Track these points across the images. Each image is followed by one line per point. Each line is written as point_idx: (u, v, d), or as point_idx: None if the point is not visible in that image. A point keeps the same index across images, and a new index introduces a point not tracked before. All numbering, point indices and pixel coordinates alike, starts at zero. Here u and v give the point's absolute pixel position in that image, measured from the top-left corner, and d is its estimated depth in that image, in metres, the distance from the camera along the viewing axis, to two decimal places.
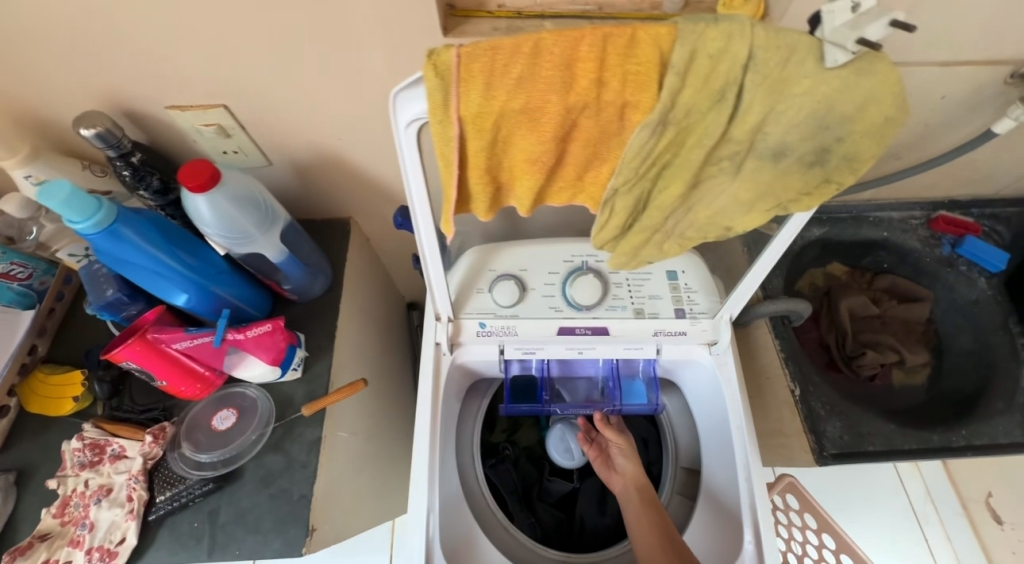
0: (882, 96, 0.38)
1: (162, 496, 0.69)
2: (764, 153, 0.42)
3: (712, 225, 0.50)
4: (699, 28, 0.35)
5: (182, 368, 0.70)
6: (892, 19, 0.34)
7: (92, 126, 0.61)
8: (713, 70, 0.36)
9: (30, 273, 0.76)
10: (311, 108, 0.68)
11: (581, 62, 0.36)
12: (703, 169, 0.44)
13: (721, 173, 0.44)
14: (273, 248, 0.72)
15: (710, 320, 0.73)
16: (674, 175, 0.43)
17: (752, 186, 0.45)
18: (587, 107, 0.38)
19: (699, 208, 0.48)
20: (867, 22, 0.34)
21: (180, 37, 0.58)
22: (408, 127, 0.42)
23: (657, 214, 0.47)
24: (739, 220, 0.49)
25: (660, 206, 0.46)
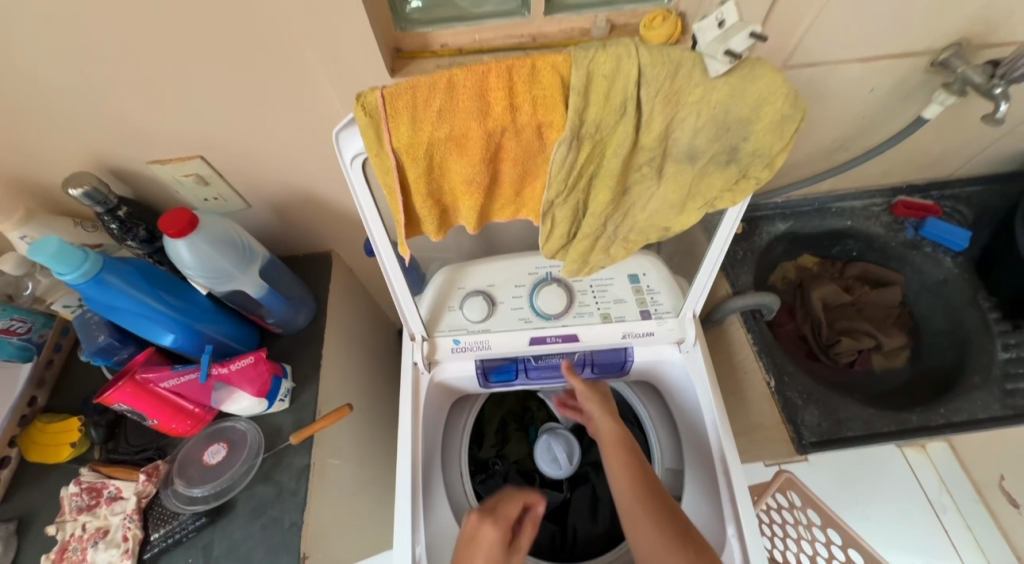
0: (771, 97, 0.41)
1: (157, 534, 0.71)
2: (679, 157, 0.46)
3: (652, 227, 0.53)
4: (591, 53, 0.39)
5: (170, 406, 0.73)
6: (753, 30, 0.37)
7: (80, 186, 0.66)
8: (611, 87, 0.40)
9: (29, 327, 0.80)
10: (282, 152, 0.74)
11: (492, 92, 0.40)
12: (627, 176, 0.47)
13: (644, 179, 0.48)
14: (253, 284, 0.76)
15: (675, 319, 0.76)
16: (602, 186, 0.47)
17: (676, 187, 0.48)
18: (506, 130, 0.42)
19: (635, 211, 0.52)
20: (734, 33, 0.38)
21: (154, 98, 0.64)
22: (353, 162, 0.46)
23: (594, 221, 0.50)
24: (675, 220, 0.52)
25: (595, 213, 0.50)
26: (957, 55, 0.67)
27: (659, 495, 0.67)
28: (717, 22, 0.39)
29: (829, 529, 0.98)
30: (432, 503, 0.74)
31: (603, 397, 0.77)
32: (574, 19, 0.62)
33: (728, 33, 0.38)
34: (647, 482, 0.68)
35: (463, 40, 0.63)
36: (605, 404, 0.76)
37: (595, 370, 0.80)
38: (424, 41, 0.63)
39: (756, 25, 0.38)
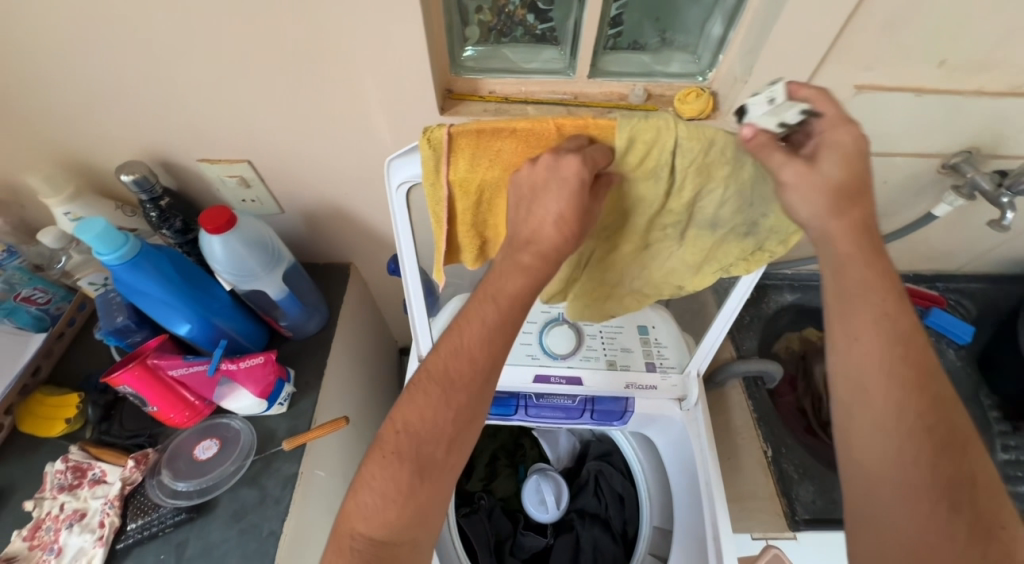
0: None
1: (134, 524, 0.70)
2: (702, 224, 0.49)
3: (666, 283, 0.56)
4: (638, 121, 0.42)
5: (173, 394, 0.73)
6: (801, 108, 0.42)
7: (132, 173, 0.70)
8: (649, 152, 0.43)
9: (48, 298, 0.82)
10: (324, 168, 0.78)
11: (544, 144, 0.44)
12: (651, 233, 0.50)
13: (667, 238, 0.51)
14: (275, 286, 0.78)
15: (679, 375, 0.77)
16: (623, 235, 0.51)
17: (696, 250, 0.51)
18: None
19: (652, 267, 0.54)
20: (786, 110, 0.41)
21: (217, 104, 0.68)
22: (400, 188, 0.50)
23: (613, 265, 0.54)
24: (688, 280, 0.55)
25: (616, 258, 0.53)
26: (967, 161, 0.71)
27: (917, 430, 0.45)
28: (768, 99, 0.42)
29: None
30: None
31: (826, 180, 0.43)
32: (614, 84, 0.67)
33: (779, 109, 0.41)
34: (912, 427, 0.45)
35: (510, 90, 0.68)
36: (842, 195, 0.44)
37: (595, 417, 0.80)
38: (474, 86, 0.68)
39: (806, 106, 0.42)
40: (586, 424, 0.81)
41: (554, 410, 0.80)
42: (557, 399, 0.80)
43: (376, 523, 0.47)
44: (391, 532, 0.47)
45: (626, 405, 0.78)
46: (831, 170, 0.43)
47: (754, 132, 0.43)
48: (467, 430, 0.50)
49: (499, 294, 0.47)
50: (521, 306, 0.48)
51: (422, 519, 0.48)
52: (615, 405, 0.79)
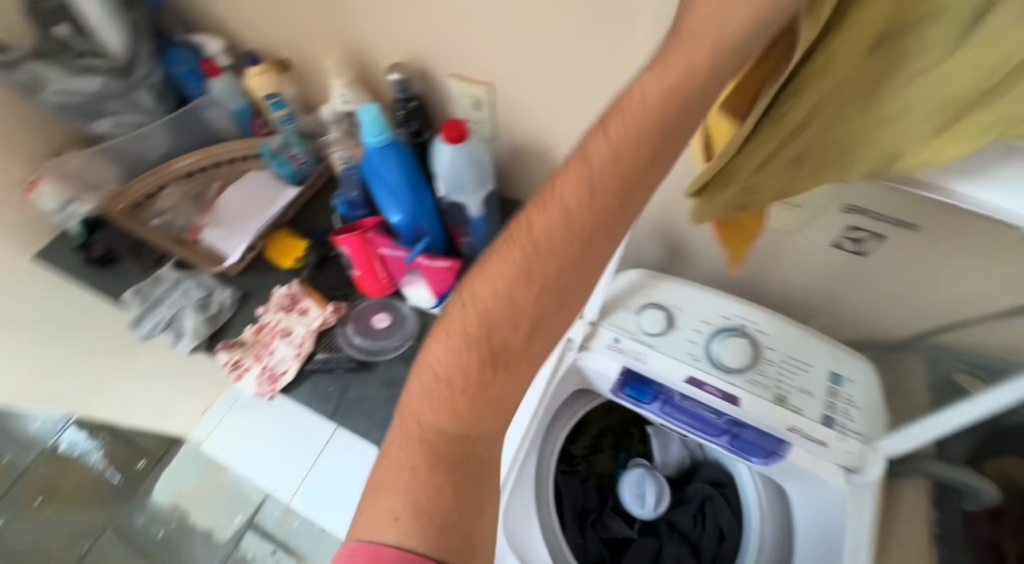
0: None
1: (321, 355, 0.88)
2: (992, 39, 0.32)
3: (878, 150, 0.40)
4: None
5: (371, 267, 0.86)
6: None
7: (398, 73, 0.82)
8: None
9: (303, 161, 0.99)
10: (552, 108, 0.79)
11: None
12: (889, 44, 0.35)
13: (916, 64, 0.35)
14: (476, 205, 0.85)
15: (860, 444, 0.66)
16: (844, 47, 0.35)
17: (956, 87, 0.35)
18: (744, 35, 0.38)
19: (879, 115, 0.38)
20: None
21: (489, 25, 0.72)
22: None
23: (819, 95, 0.38)
24: (916, 150, 0.39)
25: (840, 80, 0.37)
26: None
27: None
28: None
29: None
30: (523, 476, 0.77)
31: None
32: None
33: None
34: None
35: None
36: None
37: (734, 444, 0.73)
38: None
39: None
40: (720, 447, 0.74)
41: (690, 417, 0.75)
42: (699, 408, 0.75)
43: (438, 415, 0.40)
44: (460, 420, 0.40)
45: (777, 450, 0.70)
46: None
47: None
48: (556, 307, 0.42)
49: (617, 145, 0.40)
50: (643, 166, 0.40)
51: (496, 413, 0.41)
52: (763, 444, 0.71)
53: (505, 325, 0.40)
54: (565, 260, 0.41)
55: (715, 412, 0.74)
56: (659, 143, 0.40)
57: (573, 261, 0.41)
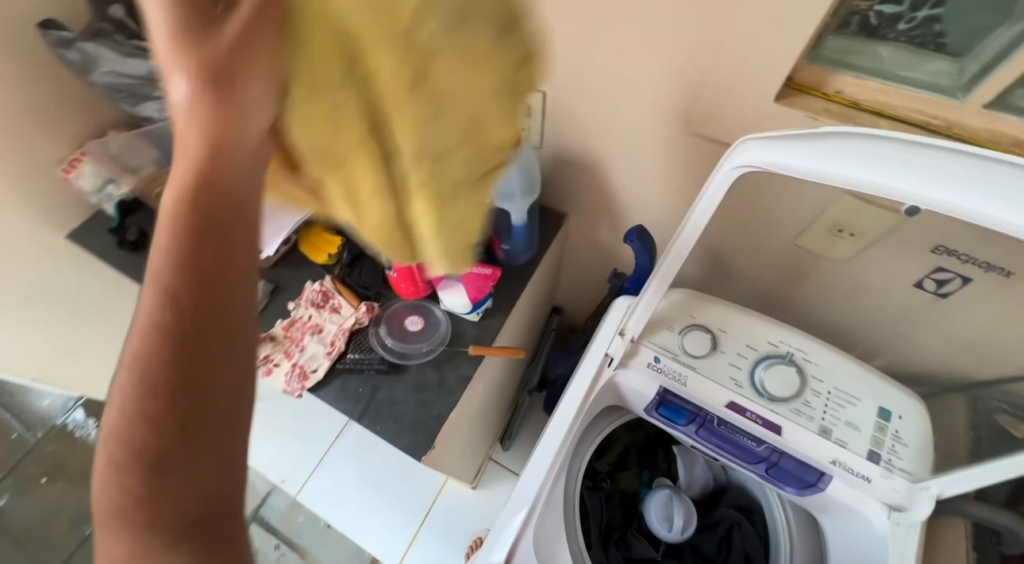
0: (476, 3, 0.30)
1: (351, 355, 0.87)
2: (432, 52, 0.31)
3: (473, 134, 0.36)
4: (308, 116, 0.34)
5: (409, 269, 0.86)
6: None
7: None
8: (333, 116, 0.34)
9: None
10: (606, 120, 0.78)
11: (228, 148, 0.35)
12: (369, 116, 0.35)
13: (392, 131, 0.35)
14: (519, 212, 0.83)
15: (906, 483, 0.65)
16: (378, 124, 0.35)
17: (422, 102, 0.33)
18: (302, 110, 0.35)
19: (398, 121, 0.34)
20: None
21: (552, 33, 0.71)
22: (734, 169, 0.52)
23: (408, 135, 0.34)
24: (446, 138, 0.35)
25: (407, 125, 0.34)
26: None
27: None
28: None
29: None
30: (553, 494, 0.75)
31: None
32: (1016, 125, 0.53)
33: None
34: None
35: (864, 96, 0.59)
36: None
37: (769, 472, 0.72)
38: (822, 81, 0.60)
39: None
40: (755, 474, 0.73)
41: (723, 444, 0.73)
42: (735, 434, 0.73)
43: (139, 540, 0.33)
44: (187, 526, 0.34)
45: (816, 482, 0.69)
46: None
47: None
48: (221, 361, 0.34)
49: (182, 162, 0.34)
50: (211, 210, 0.34)
51: (216, 484, 0.34)
52: (802, 476, 0.70)
53: (175, 418, 0.33)
54: (185, 322, 0.33)
55: (752, 440, 0.72)
56: (215, 185, 0.34)
57: (209, 318, 0.34)
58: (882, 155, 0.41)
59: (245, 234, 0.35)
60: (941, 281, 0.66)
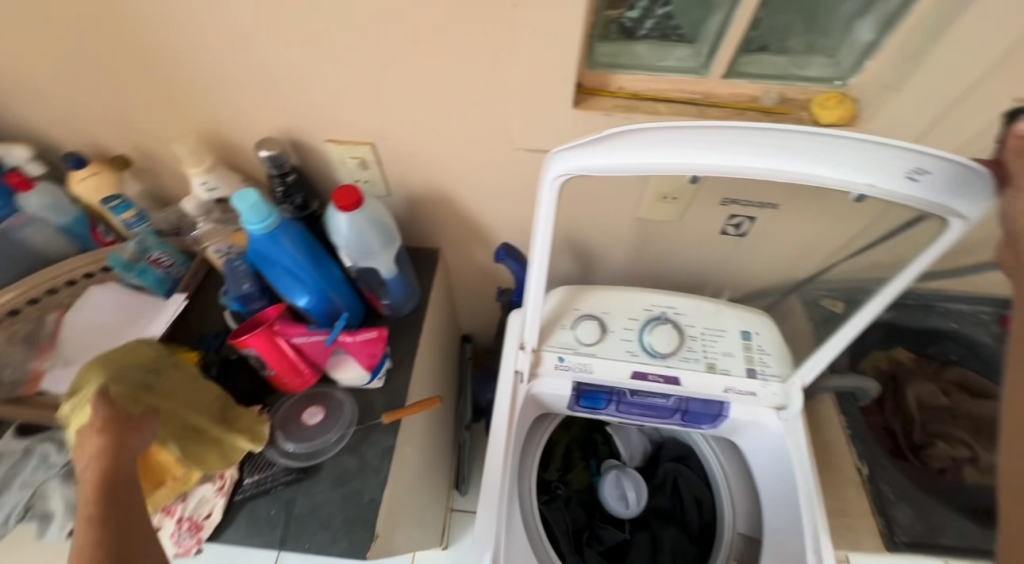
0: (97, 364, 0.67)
1: (249, 480, 0.75)
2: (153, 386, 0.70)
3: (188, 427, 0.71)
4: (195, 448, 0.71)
5: (289, 361, 0.77)
6: None
7: (270, 149, 0.75)
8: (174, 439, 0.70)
9: (172, 262, 0.87)
10: (441, 156, 0.80)
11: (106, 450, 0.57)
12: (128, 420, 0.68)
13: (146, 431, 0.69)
14: (387, 265, 0.81)
15: (781, 384, 0.77)
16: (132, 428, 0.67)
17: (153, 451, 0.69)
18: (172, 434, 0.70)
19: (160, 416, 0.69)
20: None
21: (358, 88, 0.71)
22: (555, 178, 0.55)
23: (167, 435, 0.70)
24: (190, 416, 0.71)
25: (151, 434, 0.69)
26: None
27: None
28: None
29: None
30: (511, 526, 0.74)
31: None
32: (748, 86, 0.67)
33: None
34: None
35: (640, 87, 0.68)
36: None
37: (686, 415, 0.80)
38: (604, 82, 0.69)
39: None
40: (672, 424, 0.82)
41: (641, 409, 0.81)
42: (648, 398, 0.80)
43: None
44: None
45: (720, 411, 0.79)
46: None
47: None
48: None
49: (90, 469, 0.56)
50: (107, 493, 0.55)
51: None
52: (708, 409, 0.79)
53: None
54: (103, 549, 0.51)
55: (665, 398, 0.79)
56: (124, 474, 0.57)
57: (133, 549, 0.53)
58: (711, 139, 0.48)
59: (136, 496, 0.57)
60: (739, 221, 0.81)
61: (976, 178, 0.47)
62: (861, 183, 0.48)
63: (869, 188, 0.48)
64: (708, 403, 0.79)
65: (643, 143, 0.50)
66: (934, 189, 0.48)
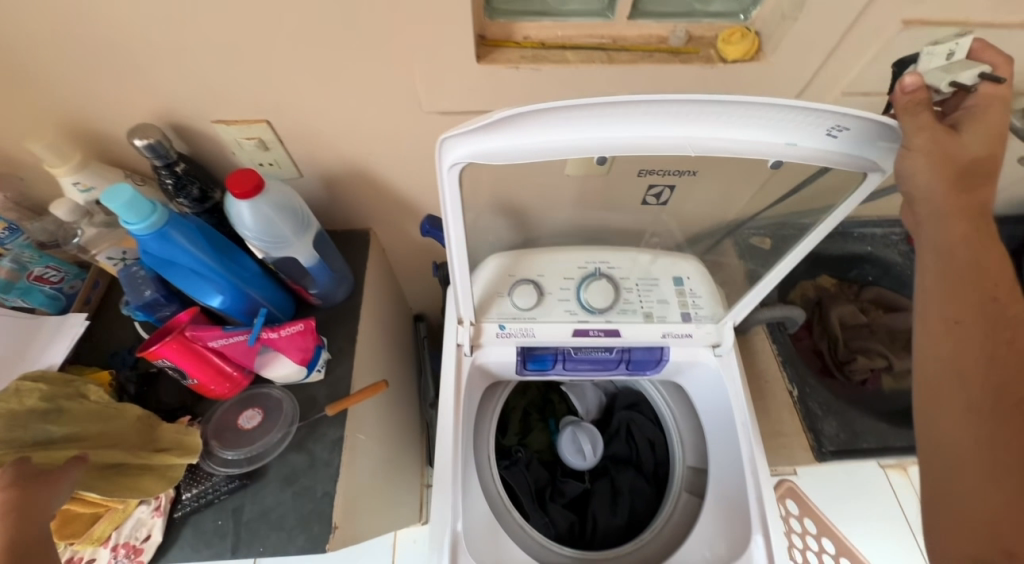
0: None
1: (189, 494, 0.71)
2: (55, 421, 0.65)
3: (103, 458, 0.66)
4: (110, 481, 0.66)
5: (212, 366, 0.72)
6: (980, 70, 0.46)
7: (146, 138, 0.66)
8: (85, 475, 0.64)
9: (62, 277, 0.80)
10: (349, 127, 0.74)
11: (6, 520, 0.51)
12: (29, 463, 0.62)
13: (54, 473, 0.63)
14: (306, 252, 0.76)
15: (714, 324, 0.80)
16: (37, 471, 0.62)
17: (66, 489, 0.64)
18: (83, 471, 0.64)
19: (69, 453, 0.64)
20: (960, 68, 0.47)
21: (237, 58, 0.63)
22: (451, 167, 0.52)
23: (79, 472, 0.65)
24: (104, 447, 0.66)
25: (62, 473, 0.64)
26: None
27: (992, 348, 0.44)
28: (948, 55, 0.48)
29: (806, 520, 1.13)
30: (467, 495, 0.75)
31: (947, 151, 0.45)
32: (655, 25, 0.65)
33: (955, 67, 0.47)
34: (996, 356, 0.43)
35: (546, 35, 0.65)
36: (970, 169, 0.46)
37: (630, 364, 0.82)
38: (508, 31, 0.65)
39: (987, 67, 0.47)
40: (620, 374, 0.84)
41: (588, 363, 0.82)
42: (592, 353, 0.81)
43: None
44: None
45: (661, 356, 0.81)
46: (971, 145, 0.46)
47: (920, 81, 0.46)
48: None
49: None
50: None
51: None
52: (650, 355, 0.81)
53: None
54: None
55: (607, 351, 0.81)
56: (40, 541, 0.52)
57: None
58: (622, 112, 0.46)
59: None
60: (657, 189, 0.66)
61: (885, 131, 0.48)
62: (780, 144, 0.48)
63: (787, 150, 0.49)
64: (649, 350, 0.81)
65: (548, 123, 0.46)
66: (846, 150, 0.49)
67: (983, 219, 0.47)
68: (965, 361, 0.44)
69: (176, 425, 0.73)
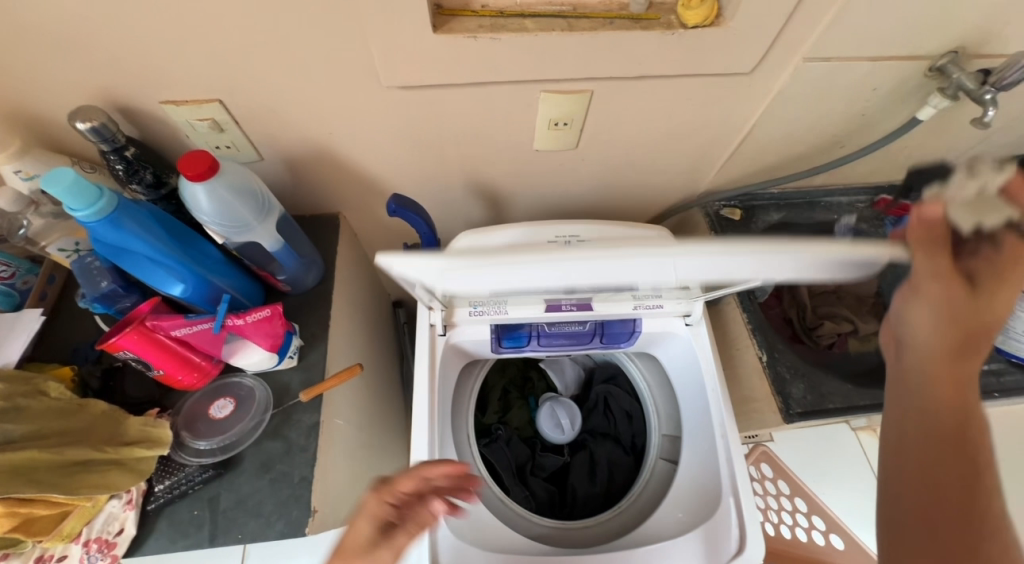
0: None
1: (162, 486, 0.70)
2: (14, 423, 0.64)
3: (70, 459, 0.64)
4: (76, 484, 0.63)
5: (178, 356, 0.70)
6: (1006, 213, 0.45)
7: (88, 120, 0.62)
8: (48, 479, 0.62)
9: (13, 272, 0.77)
10: (307, 105, 0.72)
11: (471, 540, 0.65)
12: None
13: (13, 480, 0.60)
14: (269, 237, 0.74)
15: (686, 295, 0.80)
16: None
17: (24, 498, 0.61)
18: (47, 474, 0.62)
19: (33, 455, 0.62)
20: (987, 211, 0.45)
21: (180, 32, 0.60)
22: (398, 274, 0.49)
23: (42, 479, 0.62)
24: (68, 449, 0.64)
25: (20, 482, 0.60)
26: (953, 62, 0.74)
27: (949, 487, 0.47)
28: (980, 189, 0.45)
29: (778, 482, 1.17)
30: None
31: (955, 312, 0.48)
32: None
33: (982, 207, 0.45)
34: (946, 498, 0.47)
35: (504, 3, 0.64)
36: (959, 323, 0.49)
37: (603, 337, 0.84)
38: (465, 1, 0.64)
39: (1017, 209, 0.45)
40: (596, 348, 0.85)
41: (563, 338, 0.82)
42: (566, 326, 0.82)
43: None
44: None
45: (634, 327, 0.82)
46: (975, 303, 0.48)
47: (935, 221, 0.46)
48: None
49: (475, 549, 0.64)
50: None
51: None
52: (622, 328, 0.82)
53: None
54: None
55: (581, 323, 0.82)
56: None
57: None
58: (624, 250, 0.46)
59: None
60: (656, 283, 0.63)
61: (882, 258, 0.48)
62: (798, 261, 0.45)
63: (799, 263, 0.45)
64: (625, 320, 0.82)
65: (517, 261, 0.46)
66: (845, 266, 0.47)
67: (970, 390, 0.50)
68: (922, 488, 0.48)
69: (143, 418, 0.72)
